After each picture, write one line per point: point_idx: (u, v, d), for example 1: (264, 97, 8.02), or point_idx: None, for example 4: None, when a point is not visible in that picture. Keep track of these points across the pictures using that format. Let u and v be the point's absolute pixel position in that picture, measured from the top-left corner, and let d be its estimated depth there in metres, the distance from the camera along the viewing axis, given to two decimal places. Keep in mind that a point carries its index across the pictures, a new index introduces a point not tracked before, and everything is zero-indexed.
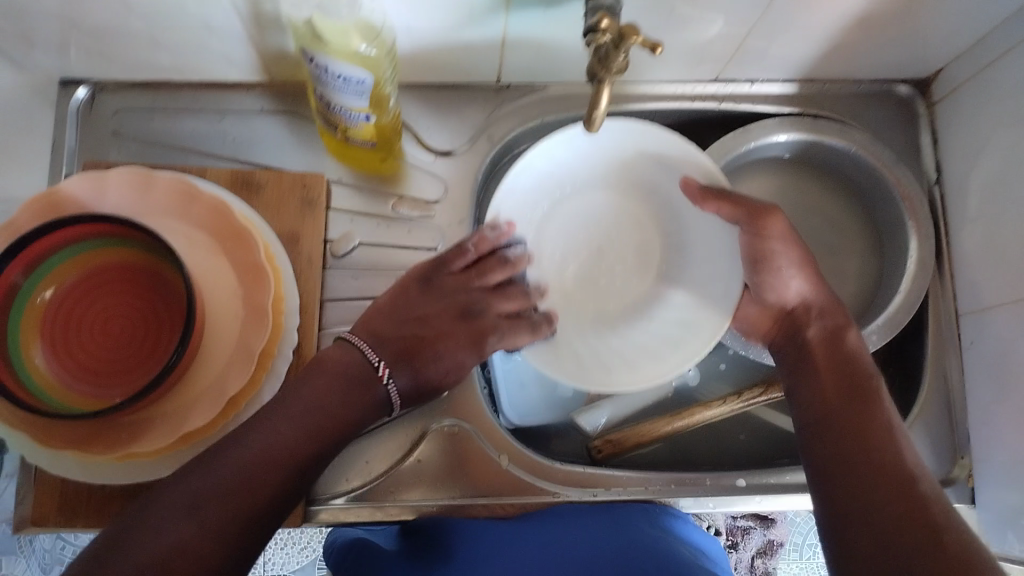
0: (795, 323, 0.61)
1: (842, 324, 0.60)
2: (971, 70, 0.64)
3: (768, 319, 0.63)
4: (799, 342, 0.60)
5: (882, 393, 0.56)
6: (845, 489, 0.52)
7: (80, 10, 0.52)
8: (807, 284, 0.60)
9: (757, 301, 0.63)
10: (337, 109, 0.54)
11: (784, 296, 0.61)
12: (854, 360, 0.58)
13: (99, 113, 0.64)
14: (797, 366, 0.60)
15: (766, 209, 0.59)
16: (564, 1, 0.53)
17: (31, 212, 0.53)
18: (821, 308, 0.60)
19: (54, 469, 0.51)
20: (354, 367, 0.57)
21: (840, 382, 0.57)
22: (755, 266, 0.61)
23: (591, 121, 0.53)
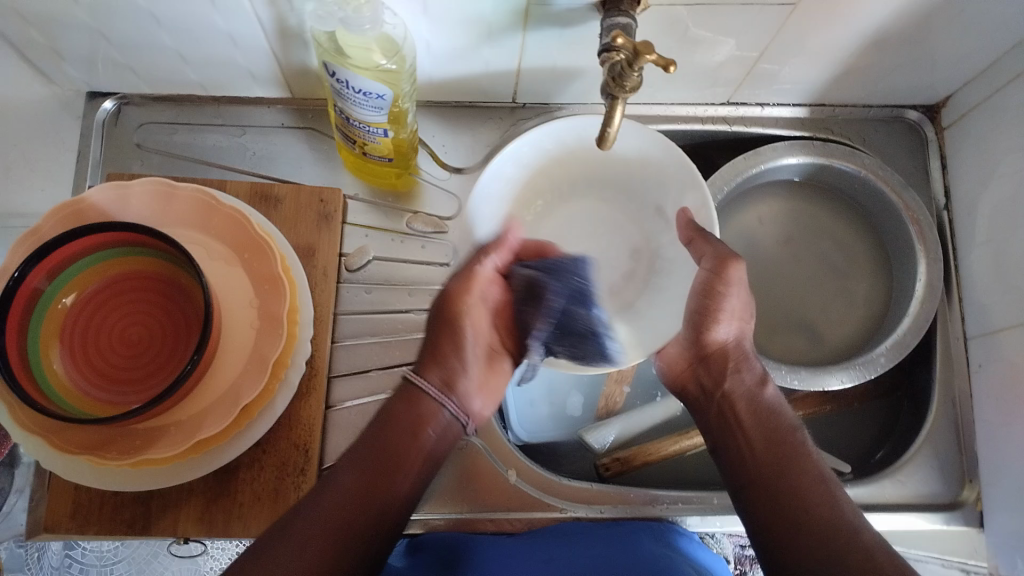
0: (713, 376, 0.59)
1: (762, 379, 0.58)
2: (980, 96, 0.65)
3: (683, 362, 0.61)
4: (718, 401, 0.58)
5: (807, 444, 0.55)
6: (786, 541, 0.50)
7: (111, 23, 0.53)
8: (737, 332, 0.58)
9: (686, 343, 0.60)
10: (356, 123, 0.55)
11: (713, 343, 0.58)
12: (772, 413, 0.56)
13: (124, 127, 0.65)
14: (719, 422, 0.58)
15: (732, 256, 0.55)
16: (581, 23, 0.54)
17: (55, 220, 0.54)
18: (743, 364, 0.58)
19: (68, 474, 0.52)
20: (421, 403, 0.55)
21: (765, 434, 0.55)
22: (690, 315, 0.59)
23: (604, 139, 0.53)
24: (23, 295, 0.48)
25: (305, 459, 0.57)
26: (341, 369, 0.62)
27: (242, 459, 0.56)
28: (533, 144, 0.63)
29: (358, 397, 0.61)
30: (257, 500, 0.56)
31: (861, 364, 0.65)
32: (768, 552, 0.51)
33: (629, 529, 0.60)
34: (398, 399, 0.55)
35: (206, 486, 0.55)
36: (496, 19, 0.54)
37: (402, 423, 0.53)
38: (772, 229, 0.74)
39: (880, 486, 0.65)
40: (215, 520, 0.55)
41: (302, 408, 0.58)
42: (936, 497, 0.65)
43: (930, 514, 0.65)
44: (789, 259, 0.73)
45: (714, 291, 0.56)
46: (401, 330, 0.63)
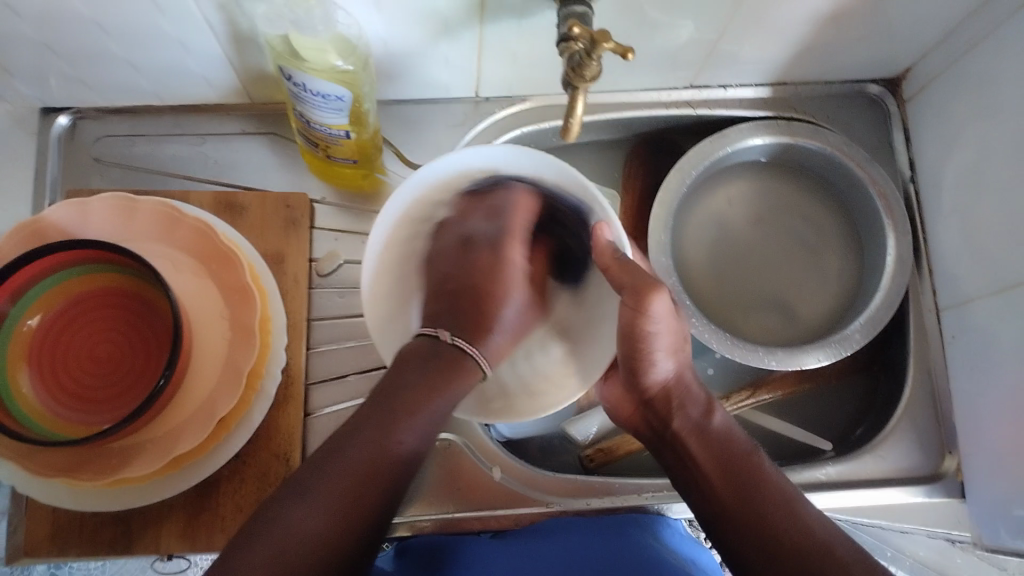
0: (661, 415, 0.58)
1: (708, 406, 0.57)
2: (938, 66, 0.65)
3: (632, 402, 0.60)
4: (670, 440, 0.57)
5: (765, 466, 0.54)
6: (763, 568, 0.48)
7: (58, 36, 0.52)
8: (674, 368, 0.58)
9: (630, 386, 0.60)
10: (316, 126, 0.55)
11: (653, 383, 0.58)
12: (726, 439, 0.55)
13: (82, 141, 0.64)
14: (676, 460, 0.56)
15: (653, 283, 0.54)
16: (539, 12, 0.54)
17: (15, 241, 0.53)
18: (687, 397, 0.57)
19: (45, 498, 0.51)
20: (438, 355, 0.52)
21: (722, 464, 0.54)
22: (624, 359, 0.59)
23: (565, 131, 0.54)
24: None
25: (286, 468, 0.56)
26: (318, 375, 0.61)
27: (222, 472, 0.55)
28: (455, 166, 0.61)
29: (336, 402, 0.61)
30: (239, 512, 0.55)
31: (836, 341, 0.65)
32: None
33: (611, 523, 0.60)
34: (431, 348, 0.52)
35: (186, 502, 0.55)
36: (451, 12, 0.53)
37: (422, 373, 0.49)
38: (742, 211, 0.74)
39: (860, 463, 0.66)
40: (198, 535, 0.54)
41: (279, 417, 0.57)
42: (917, 470, 0.66)
43: (911, 488, 0.65)
44: (761, 240, 0.74)
45: (638, 331, 0.56)
46: None
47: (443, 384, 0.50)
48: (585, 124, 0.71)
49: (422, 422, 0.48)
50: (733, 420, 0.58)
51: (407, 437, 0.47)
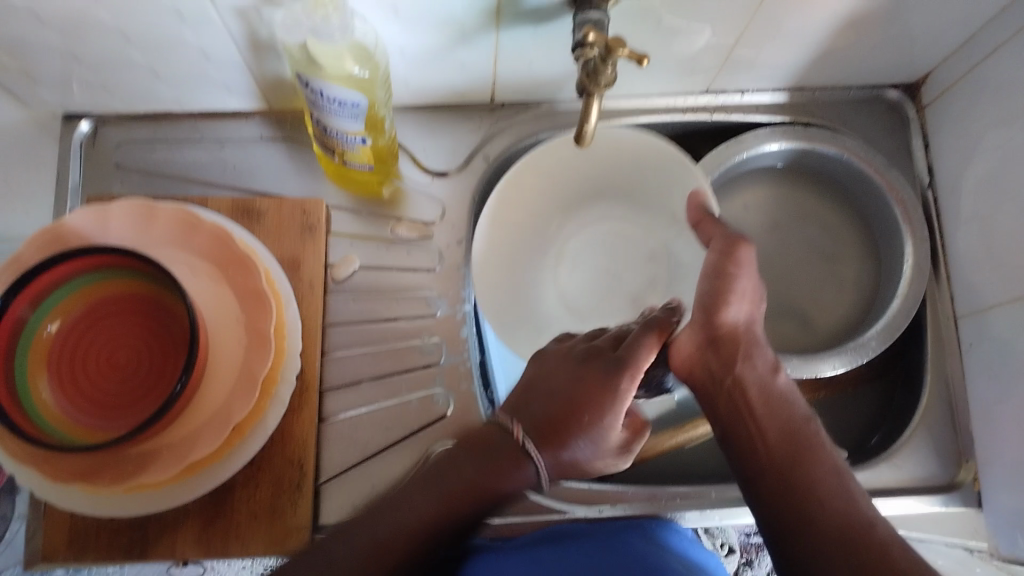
0: (724, 360, 0.55)
1: (772, 365, 0.57)
2: (957, 72, 0.65)
3: (691, 347, 0.57)
4: (729, 387, 0.55)
5: (820, 436, 0.54)
6: (804, 533, 0.49)
7: (81, 44, 0.53)
8: (746, 315, 0.56)
9: (693, 325, 0.56)
10: (333, 132, 0.55)
11: (724, 324, 0.56)
12: (781, 401, 0.55)
13: (102, 146, 0.65)
14: (731, 408, 0.55)
15: (740, 238, 0.56)
16: (555, 19, 0.54)
17: (35, 247, 0.53)
18: (755, 351, 0.56)
19: (62, 502, 0.51)
20: (503, 444, 0.50)
21: (781, 424, 0.54)
22: (699, 299, 0.57)
23: (581, 137, 0.53)
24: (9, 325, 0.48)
25: (300, 473, 0.56)
26: (332, 381, 0.61)
27: (237, 478, 0.56)
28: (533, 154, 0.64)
29: (351, 408, 0.61)
30: (253, 517, 0.55)
31: (852, 349, 0.65)
32: (785, 546, 0.49)
33: (620, 527, 0.60)
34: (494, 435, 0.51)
35: (201, 507, 0.55)
36: (468, 20, 0.53)
37: (484, 455, 0.50)
38: (758, 217, 0.74)
39: (876, 471, 0.66)
40: (213, 540, 0.55)
41: (294, 423, 0.57)
42: (932, 480, 0.65)
43: (928, 496, 0.65)
44: (777, 247, 0.73)
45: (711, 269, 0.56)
46: (390, 339, 0.63)
47: (500, 473, 0.50)
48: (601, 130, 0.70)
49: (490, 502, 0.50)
50: (793, 385, 0.57)
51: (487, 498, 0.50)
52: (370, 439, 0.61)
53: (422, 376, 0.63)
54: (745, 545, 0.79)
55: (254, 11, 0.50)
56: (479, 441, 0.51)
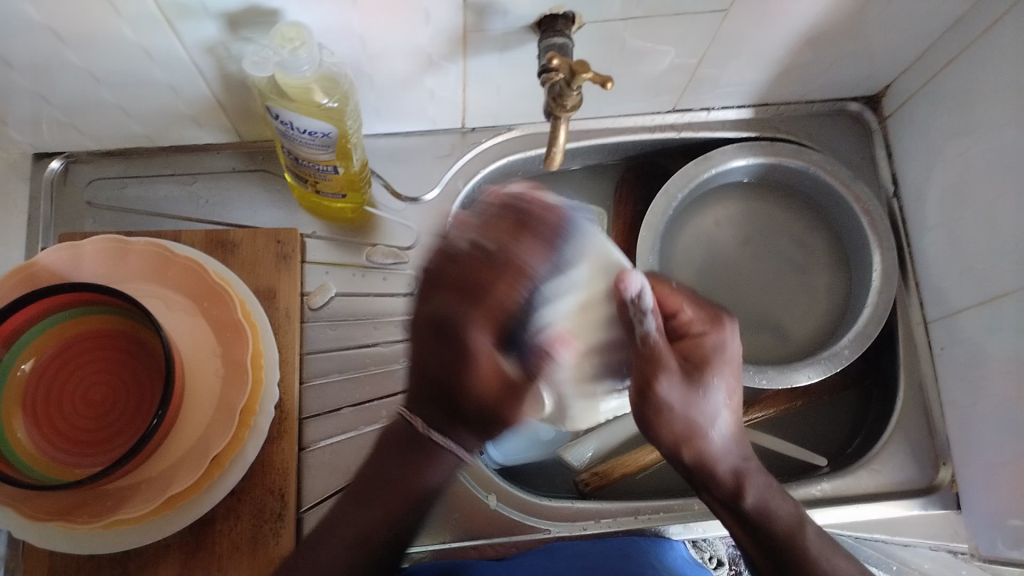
0: (706, 479, 0.51)
1: (737, 487, 0.51)
2: (917, 83, 0.66)
3: (676, 436, 0.50)
4: (736, 518, 0.51)
5: (812, 540, 0.50)
6: None
7: (48, 85, 0.53)
8: (710, 420, 0.50)
9: (670, 429, 0.50)
10: (305, 162, 0.56)
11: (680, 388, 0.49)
12: (764, 515, 0.51)
13: (72, 184, 0.65)
14: (735, 536, 0.52)
15: (724, 317, 0.52)
16: (519, 45, 0.55)
17: (7, 286, 0.53)
18: (711, 483, 0.51)
19: (40, 542, 0.51)
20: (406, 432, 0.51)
21: (763, 546, 0.50)
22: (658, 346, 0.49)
23: (550, 157, 0.54)
24: None
25: (282, 504, 0.56)
26: (312, 409, 0.61)
27: (217, 510, 0.55)
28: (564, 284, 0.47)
29: (331, 436, 0.61)
30: (236, 551, 0.55)
31: (826, 358, 0.66)
32: None
33: (614, 541, 0.61)
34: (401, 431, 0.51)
35: (183, 541, 0.55)
36: (434, 48, 0.54)
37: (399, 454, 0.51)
38: (729, 232, 0.75)
39: (855, 477, 0.66)
40: (195, 574, 0.54)
41: (274, 451, 0.57)
42: (912, 483, 0.66)
43: (907, 500, 0.65)
44: (750, 260, 0.74)
45: (655, 385, 0.48)
46: (369, 365, 0.63)
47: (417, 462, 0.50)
48: (572, 151, 0.71)
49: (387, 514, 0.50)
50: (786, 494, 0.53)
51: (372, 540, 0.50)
52: (351, 465, 0.60)
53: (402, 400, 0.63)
54: (733, 558, 0.77)
55: (224, 47, 0.50)
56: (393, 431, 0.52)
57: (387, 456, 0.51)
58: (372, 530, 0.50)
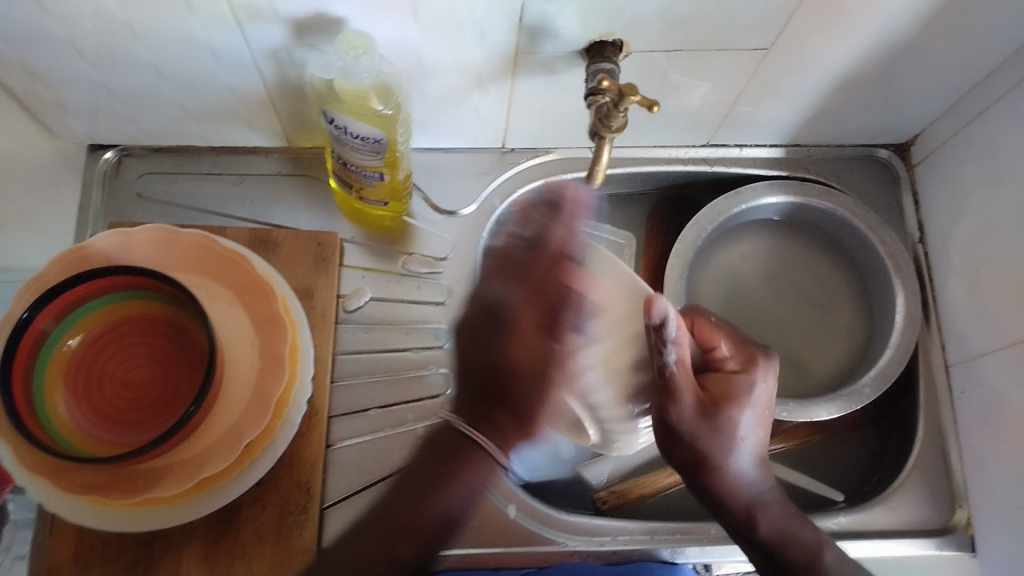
0: (717, 505, 0.55)
1: (751, 518, 0.54)
2: (946, 133, 0.68)
3: (694, 459, 0.53)
4: (750, 544, 0.54)
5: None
6: None
7: (115, 77, 0.56)
8: (733, 452, 0.53)
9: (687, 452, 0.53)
10: (353, 167, 0.58)
11: (694, 415, 0.52)
12: (778, 548, 0.53)
13: (124, 177, 0.67)
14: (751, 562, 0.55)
15: (761, 356, 0.56)
16: (565, 69, 0.57)
17: (60, 265, 0.55)
18: (729, 510, 0.55)
19: (70, 517, 0.52)
20: (445, 436, 0.50)
21: (775, 575, 0.53)
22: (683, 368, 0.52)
23: (592, 176, 0.58)
24: (30, 337, 0.49)
25: (307, 497, 0.57)
26: (339, 409, 0.63)
27: (244, 499, 0.56)
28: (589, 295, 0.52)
29: (358, 435, 0.62)
30: (259, 539, 0.56)
31: (845, 397, 0.67)
32: None
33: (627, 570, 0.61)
34: (434, 435, 0.50)
35: (208, 527, 0.56)
36: (484, 66, 0.56)
37: (430, 473, 0.49)
38: (756, 265, 0.76)
39: (872, 513, 0.66)
40: (218, 560, 0.55)
41: (302, 446, 0.58)
42: (928, 523, 0.66)
43: (923, 539, 0.65)
44: (774, 296, 0.75)
45: (671, 416, 0.53)
46: (399, 369, 0.65)
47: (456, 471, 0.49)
48: (607, 178, 0.73)
49: (448, 503, 0.48)
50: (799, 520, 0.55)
51: (430, 523, 0.48)
52: (375, 466, 0.62)
53: (429, 406, 0.64)
54: None
55: (288, 52, 0.53)
56: (432, 438, 0.51)
57: (424, 473, 0.49)
58: (394, 554, 0.47)
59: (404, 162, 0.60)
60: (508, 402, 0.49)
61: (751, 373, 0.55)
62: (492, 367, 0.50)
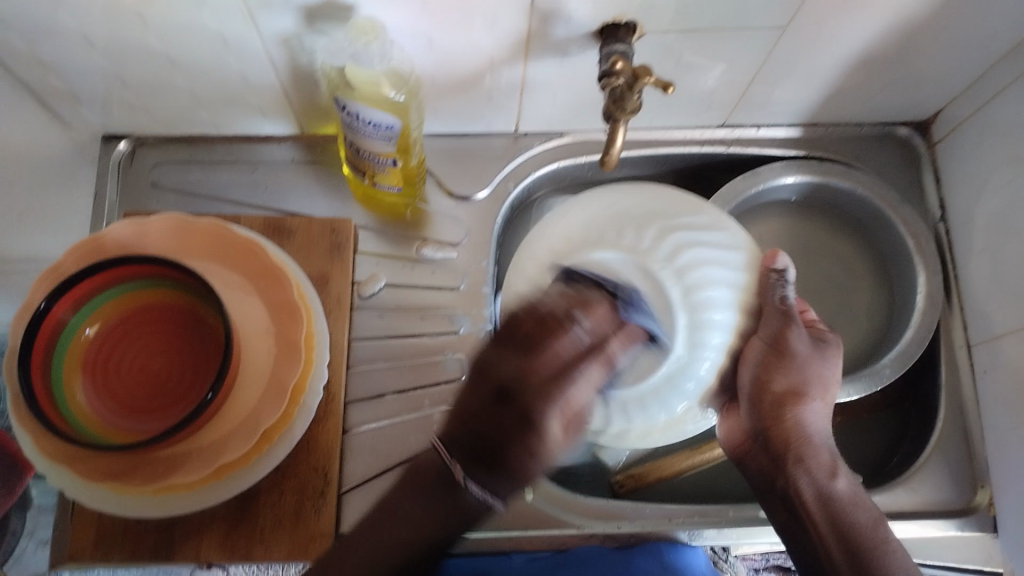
0: (783, 450, 0.58)
1: (830, 470, 0.57)
2: (968, 110, 0.67)
3: (778, 399, 0.57)
4: (810, 493, 0.57)
5: (886, 540, 0.54)
6: None
7: (127, 67, 0.56)
8: (819, 399, 0.58)
9: (774, 393, 0.57)
10: (366, 154, 0.58)
11: (793, 356, 0.56)
12: (843, 505, 0.56)
13: (138, 166, 0.67)
14: (795, 519, 0.57)
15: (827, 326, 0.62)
16: (578, 52, 0.56)
17: (76, 255, 0.56)
18: (810, 456, 0.58)
19: (92, 504, 0.52)
20: (439, 470, 0.47)
21: (834, 527, 0.55)
22: (768, 326, 0.56)
23: (606, 160, 0.56)
24: (49, 326, 0.49)
25: (324, 482, 0.57)
26: (356, 394, 0.63)
27: (262, 485, 0.57)
28: (695, 240, 0.53)
29: (374, 420, 0.62)
30: (278, 524, 0.56)
31: (866, 377, 0.66)
32: None
33: (633, 553, 0.61)
34: (431, 459, 0.48)
35: (227, 511, 0.56)
36: (497, 50, 0.56)
37: (415, 494, 0.49)
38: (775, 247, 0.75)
39: (892, 495, 0.65)
40: (237, 545, 0.55)
41: (319, 432, 0.58)
42: (949, 504, 0.65)
43: (943, 521, 0.65)
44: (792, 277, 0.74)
45: (789, 336, 0.56)
46: (414, 355, 0.65)
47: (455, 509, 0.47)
48: (622, 160, 0.72)
49: (471, 518, 0.49)
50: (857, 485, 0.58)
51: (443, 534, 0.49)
52: (392, 450, 0.61)
53: (445, 391, 0.64)
54: None
55: (298, 39, 0.52)
56: (432, 459, 0.48)
57: (414, 491, 0.49)
58: (410, 539, 0.49)
59: (417, 146, 0.60)
60: (500, 469, 0.43)
61: (831, 331, 0.60)
62: (485, 431, 0.43)
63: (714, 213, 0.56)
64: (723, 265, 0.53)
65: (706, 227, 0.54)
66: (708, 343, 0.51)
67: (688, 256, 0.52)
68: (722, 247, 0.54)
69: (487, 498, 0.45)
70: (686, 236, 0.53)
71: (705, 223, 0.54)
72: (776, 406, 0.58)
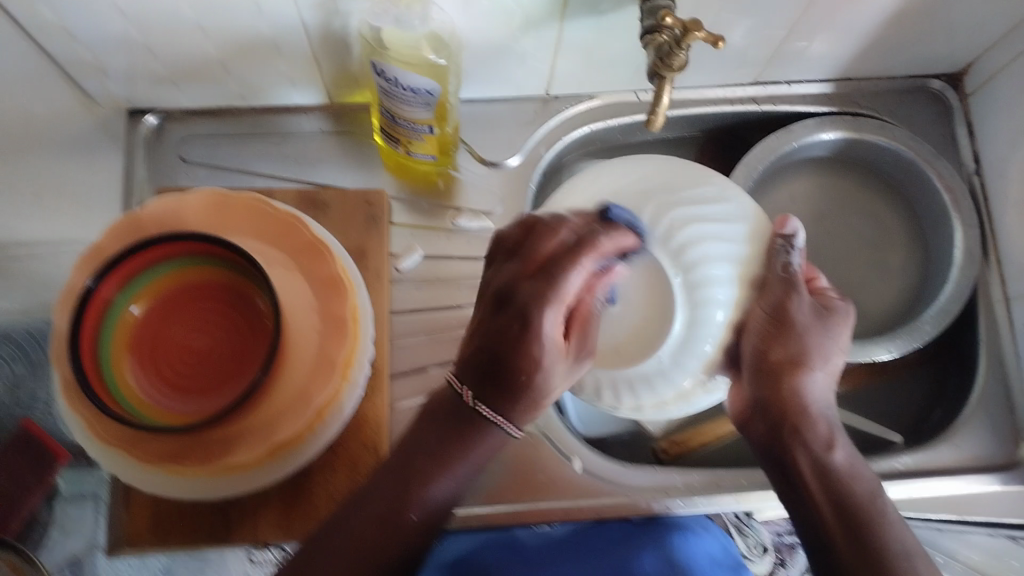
0: (774, 420, 0.56)
1: (828, 441, 0.55)
2: (1003, 60, 0.66)
3: (774, 368, 0.54)
4: (804, 465, 0.55)
5: (885, 516, 0.52)
6: None
7: (155, 36, 0.54)
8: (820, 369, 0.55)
9: (770, 363, 0.54)
10: (401, 122, 0.57)
11: (794, 327, 0.54)
12: (842, 480, 0.53)
13: (166, 141, 0.66)
14: (788, 488, 0.55)
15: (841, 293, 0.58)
16: (617, 9, 0.55)
17: (117, 236, 0.55)
18: (806, 427, 0.55)
19: (147, 485, 0.52)
20: (449, 404, 0.51)
21: (829, 501, 0.53)
22: (775, 303, 0.54)
23: (650, 121, 0.55)
24: (95, 305, 0.49)
25: (375, 457, 0.57)
26: (398, 368, 0.62)
27: (313, 461, 0.56)
28: (698, 214, 0.54)
29: (417, 394, 0.62)
30: (331, 500, 0.56)
31: (905, 333, 0.66)
32: None
33: (639, 542, 0.58)
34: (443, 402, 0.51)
35: (281, 489, 0.56)
36: (534, 10, 0.55)
37: (421, 452, 0.50)
38: (808, 207, 0.75)
39: (935, 451, 0.65)
40: (293, 524, 0.55)
41: (366, 407, 0.58)
42: (990, 459, 0.65)
43: (986, 476, 0.64)
44: (825, 236, 0.74)
45: (790, 306, 0.53)
46: (454, 325, 0.64)
47: (451, 459, 0.50)
48: None
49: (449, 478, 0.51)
50: (855, 458, 0.55)
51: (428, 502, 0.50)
52: None
53: None
54: (779, 545, 0.86)
55: (333, 3, 0.51)
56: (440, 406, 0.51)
57: (422, 456, 0.50)
58: (391, 512, 0.49)
59: (453, 113, 0.59)
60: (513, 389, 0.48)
61: (838, 296, 0.57)
62: (495, 351, 0.48)
63: (720, 184, 0.56)
64: (728, 234, 0.54)
65: (709, 199, 0.54)
66: (710, 322, 0.53)
67: (687, 234, 0.53)
68: (722, 213, 0.54)
69: (498, 421, 0.49)
70: (691, 211, 0.54)
71: (711, 188, 0.55)
72: (773, 377, 0.55)
